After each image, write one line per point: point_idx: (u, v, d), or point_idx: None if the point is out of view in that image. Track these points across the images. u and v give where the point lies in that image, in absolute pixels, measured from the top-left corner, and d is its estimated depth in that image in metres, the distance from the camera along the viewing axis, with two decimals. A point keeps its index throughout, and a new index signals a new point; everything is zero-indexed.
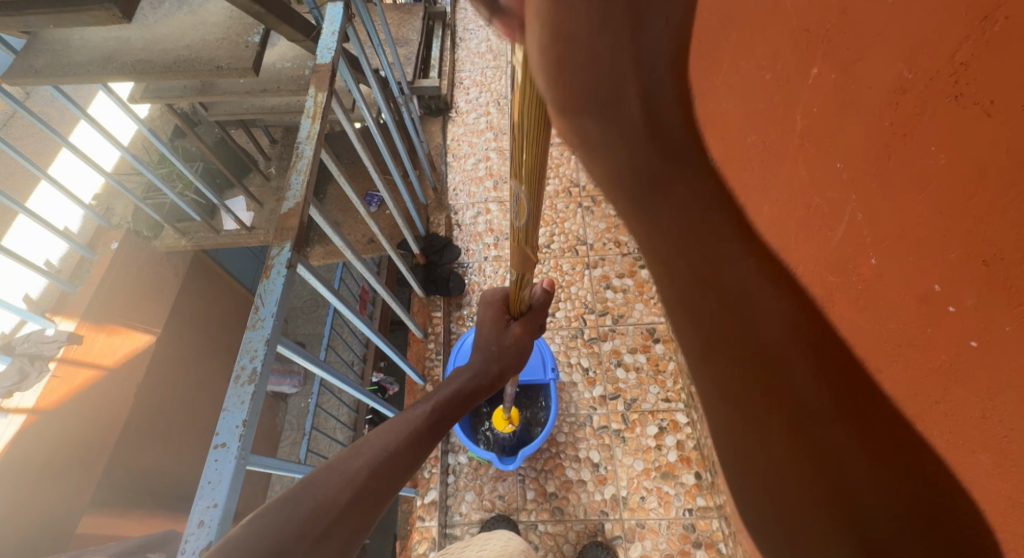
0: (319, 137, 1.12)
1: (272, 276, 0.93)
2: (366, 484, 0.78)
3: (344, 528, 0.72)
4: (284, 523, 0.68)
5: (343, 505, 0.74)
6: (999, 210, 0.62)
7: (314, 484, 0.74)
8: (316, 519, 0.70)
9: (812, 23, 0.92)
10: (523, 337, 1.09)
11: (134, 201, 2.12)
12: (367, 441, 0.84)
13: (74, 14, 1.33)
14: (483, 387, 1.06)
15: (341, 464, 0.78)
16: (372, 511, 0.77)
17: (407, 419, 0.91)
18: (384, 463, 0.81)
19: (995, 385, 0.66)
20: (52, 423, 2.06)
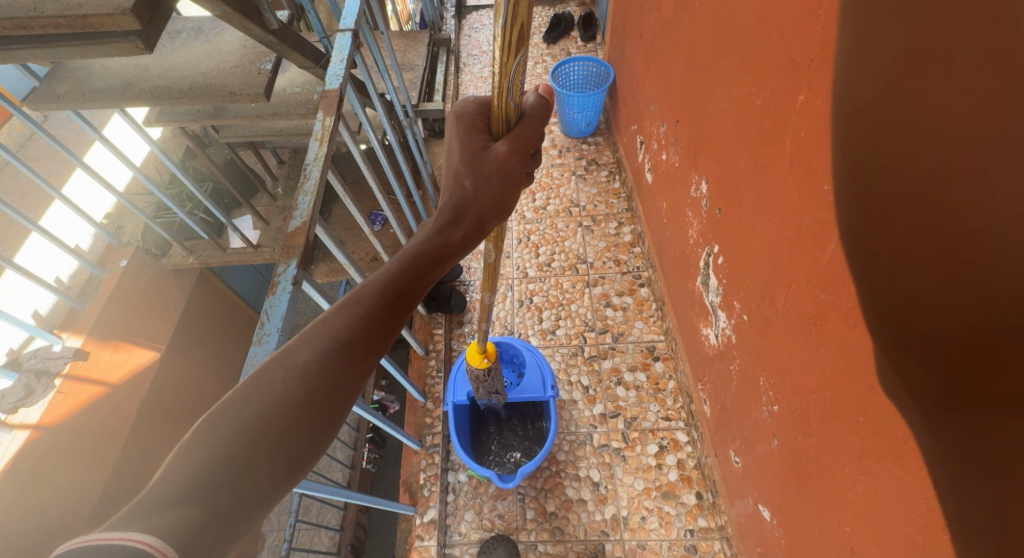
0: (325, 159, 1.15)
1: (278, 292, 0.96)
2: (320, 378, 0.70)
3: (304, 425, 0.68)
4: (235, 424, 0.64)
5: (297, 407, 0.68)
6: None
7: (259, 383, 0.68)
8: (268, 419, 0.66)
9: (800, 55, 0.97)
10: (509, 158, 0.86)
11: (144, 219, 2.16)
12: (314, 330, 0.74)
13: (100, 46, 1.39)
14: (453, 244, 0.90)
15: (290, 356, 0.71)
16: (335, 405, 0.71)
17: (357, 299, 0.78)
18: (338, 355, 0.73)
19: None
20: (57, 438, 2.07)
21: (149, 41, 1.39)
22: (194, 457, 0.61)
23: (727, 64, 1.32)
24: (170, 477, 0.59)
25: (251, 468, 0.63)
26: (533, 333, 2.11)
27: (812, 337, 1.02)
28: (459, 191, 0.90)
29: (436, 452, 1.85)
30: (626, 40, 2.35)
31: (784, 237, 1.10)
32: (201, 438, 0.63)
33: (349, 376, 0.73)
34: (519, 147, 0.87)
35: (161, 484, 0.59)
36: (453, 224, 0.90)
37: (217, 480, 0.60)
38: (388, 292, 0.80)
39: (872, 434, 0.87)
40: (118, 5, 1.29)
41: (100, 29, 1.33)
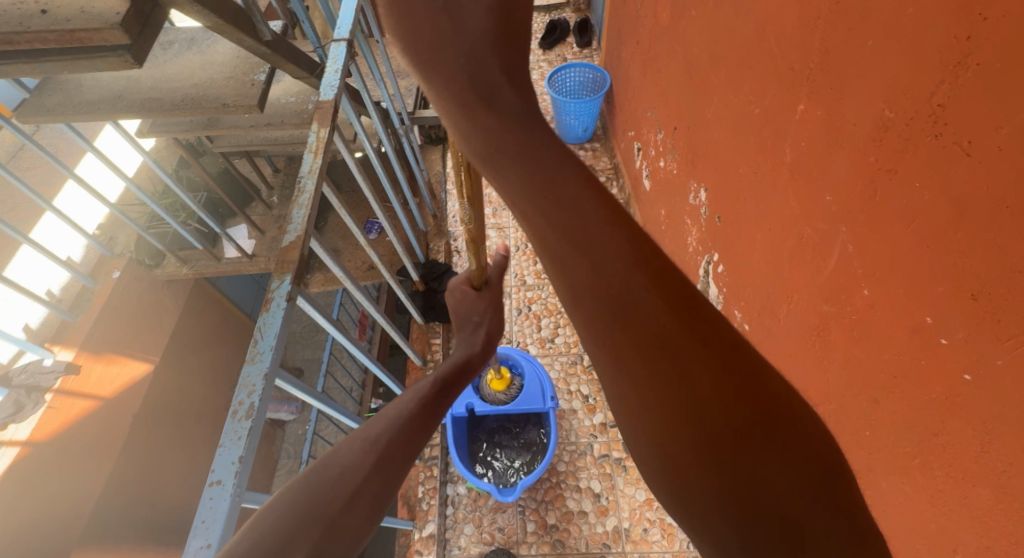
0: (320, 171, 1.13)
1: (272, 309, 0.94)
2: (389, 445, 0.75)
3: (368, 490, 0.68)
4: (318, 487, 0.66)
5: (365, 470, 0.70)
6: (983, 244, 0.65)
7: (338, 453, 0.71)
8: (346, 479, 0.68)
9: (815, 65, 0.97)
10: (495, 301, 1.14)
11: (138, 230, 2.13)
12: (380, 414, 0.82)
13: (88, 60, 1.37)
14: (475, 356, 1.06)
15: (362, 432, 0.76)
16: (394, 471, 0.73)
17: (414, 390, 0.89)
18: (402, 427, 0.79)
19: (992, 418, 0.67)
20: (50, 454, 2.04)
21: (139, 56, 1.36)
22: (266, 519, 0.59)
23: (731, 72, 1.31)
24: (237, 548, 0.56)
25: (320, 530, 0.61)
26: (532, 342, 2.09)
27: (816, 348, 1.06)
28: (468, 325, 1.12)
29: (434, 464, 1.83)
30: (623, 46, 2.34)
31: (788, 245, 1.13)
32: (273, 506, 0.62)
33: (409, 448, 0.78)
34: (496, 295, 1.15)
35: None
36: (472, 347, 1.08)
37: (293, 533, 0.59)
38: (439, 384, 0.92)
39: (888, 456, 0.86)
40: (107, 20, 1.27)
41: (87, 44, 1.31)
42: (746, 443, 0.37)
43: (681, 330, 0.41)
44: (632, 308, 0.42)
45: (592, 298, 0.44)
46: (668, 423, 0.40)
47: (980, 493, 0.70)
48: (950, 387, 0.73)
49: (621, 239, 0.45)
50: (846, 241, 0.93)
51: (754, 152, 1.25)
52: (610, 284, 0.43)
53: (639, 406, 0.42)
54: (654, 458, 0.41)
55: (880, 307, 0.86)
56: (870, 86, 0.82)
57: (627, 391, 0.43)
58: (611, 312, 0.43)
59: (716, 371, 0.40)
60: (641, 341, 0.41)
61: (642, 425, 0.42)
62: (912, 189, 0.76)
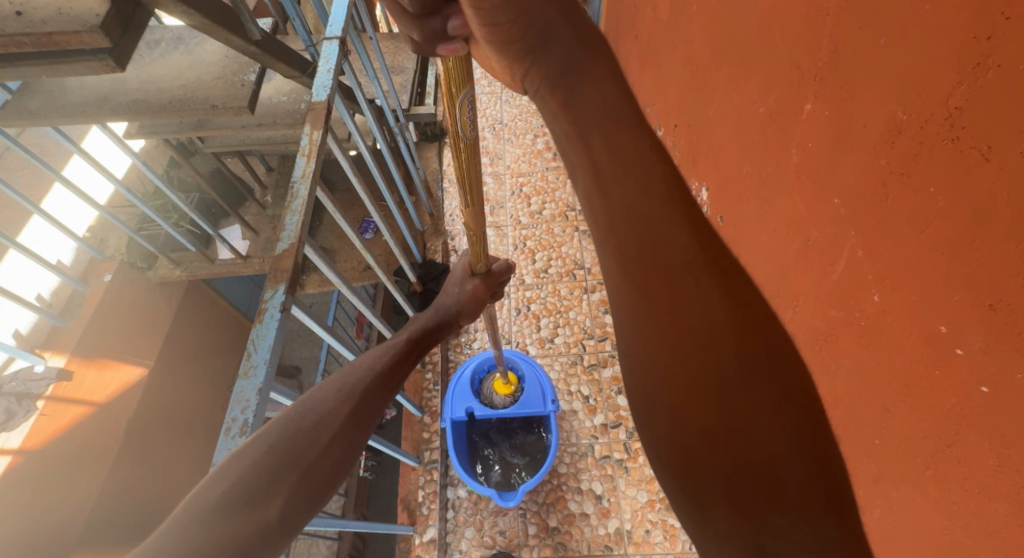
0: (314, 175, 1.10)
1: (265, 320, 0.91)
2: (361, 400, 0.81)
3: (343, 437, 0.74)
4: (294, 435, 0.69)
5: (340, 420, 0.75)
6: (1001, 254, 0.63)
7: (313, 401, 0.75)
8: (322, 428, 0.72)
9: (823, 65, 0.94)
10: (480, 289, 1.16)
11: (128, 232, 2.09)
12: (355, 362, 0.88)
13: (68, 65, 1.33)
14: (447, 324, 1.13)
15: (337, 382, 0.81)
16: (367, 421, 0.80)
17: (388, 344, 0.96)
18: (375, 381, 0.85)
19: (1010, 433, 0.64)
20: (43, 462, 2.02)
21: (121, 59, 1.32)
22: (243, 460, 0.64)
23: (734, 70, 1.28)
24: (215, 485, 0.61)
25: (298, 477, 0.66)
26: (531, 343, 2.07)
27: (823, 353, 1.04)
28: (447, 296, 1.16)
29: (434, 468, 1.81)
30: (621, 41, 2.30)
31: (793, 247, 1.11)
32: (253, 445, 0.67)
33: (380, 401, 0.85)
34: (489, 283, 1.17)
35: (200, 496, 0.60)
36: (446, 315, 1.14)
37: (270, 476, 0.64)
38: (411, 341, 1.00)
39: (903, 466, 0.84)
40: (86, 22, 1.23)
41: (65, 47, 1.27)
42: (750, 384, 0.44)
43: (711, 276, 0.48)
44: (666, 251, 0.49)
45: (629, 235, 0.50)
46: (680, 359, 0.45)
47: (996, 509, 0.68)
48: (965, 398, 0.71)
49: (677, 196, 0.51)
50: (856, 245, 0.91)
51: (757, 152, 1.22)
52: (650, 225, 0.50)
53: (653, 338, 0.47)
54: (656, 397, 0.46)
55: (891, 314, 0.83)
56: (884, 84, 0.80)
57: (644, 322, 0.48)
58: (644, 250, 0.49)
59: (736, 318, 0.46)
60: (675, 277, 0.48)
61: (653, 358, 0.47)
62: (927, 194, 0.74)
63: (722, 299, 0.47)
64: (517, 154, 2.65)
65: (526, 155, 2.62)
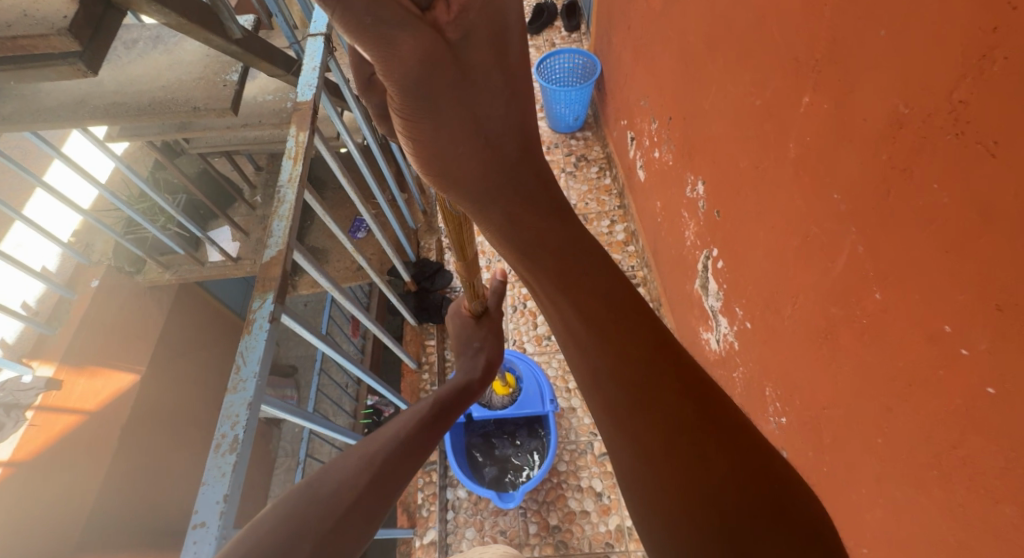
0: (301, 179, 1.07)
1: (255, 331, 0.88)
2: (383, 466, 0.77)
3: (362, 508, 0.69)
4: (307, 505, 0.65)
5: (359, 489, 0.71)
6: (1010, 253, 0.60)
7: (332, 470, 0.72)
8: (339, 496, 0.68)
9: (821, 57, 0.92)
10: (494, 324, 1.22)
11: (114, 237, 2.05)
12: (379, 432, 0.85)
13: (37, 68, 1.29)
14: (476, 382, 1.11)
15: (358, 450, 0.78)
16: (390, 490, 0.74)
17: (413, 411, 0.93)
18: (398, 449, 0.81)
19: (1017, 434, 0.63)
20: (35, 472, 1.99)
21: (92, 63, 1.28)
22: (261, 527, 0.60)
23: (730, 62, 1.26)
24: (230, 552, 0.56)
25: (314, 544, 0.61)
26: (528, 341, 2.05)
27: (823, 351, 1.02)
28: (469, 352, 1.19)
29: (433, 469, 1.80)
30: (613, 32, 2.27)
31: (791, 243, 1.10)
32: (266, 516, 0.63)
33: (404, 469, 0.80)
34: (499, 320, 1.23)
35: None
36: (474, 375, 1.13)
37: (287, 541, 0.59)
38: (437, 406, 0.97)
39: (908, 465, 0.83)
40: (53, 24, 1.18)
41: (33, 51, 1.23)
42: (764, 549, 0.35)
43: (705, 431, 0.42)
44: (656, 406, 0.45)
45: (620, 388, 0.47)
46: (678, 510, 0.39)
47: (1002, 512, 0.67)
48: (970, 399, 0.70)
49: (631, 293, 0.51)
50: (856, 241, 0.89)
51: (754, 147, 1.21)
52: (638, 385, 0.46)
53: (653, 487, 0.41)
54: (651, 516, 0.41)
55: (893, 312, 0.82)
56: (885, 76, 0.77)
57: (641, 473, 0.43)
58: (636, 406, 0.45)
59: (740, 473, 0.39)
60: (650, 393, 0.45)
61: (656, 510, 0.41)
62: (930, 190, 0.72)
63: (720, 450, 0.41)
64: None
65: None
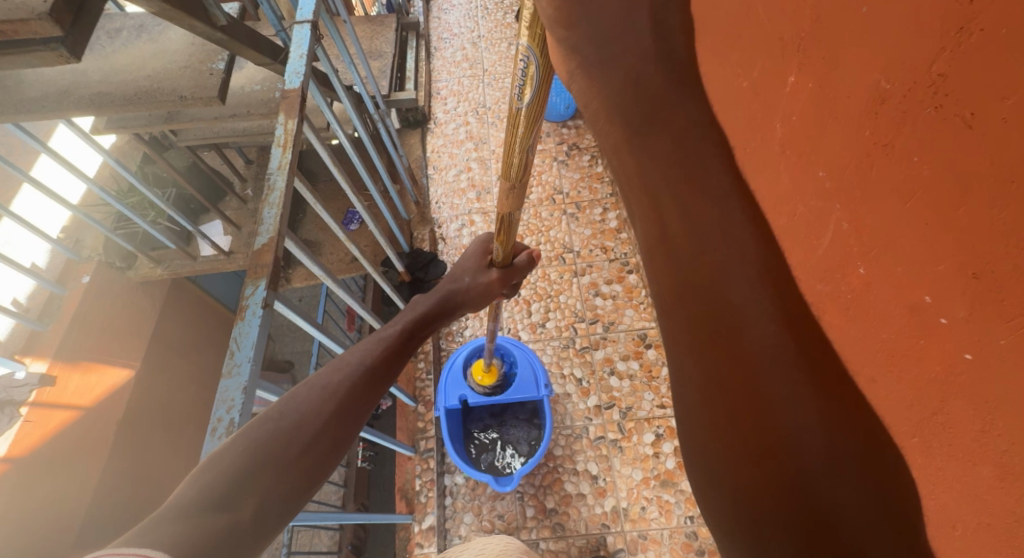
0: (291, 166, 1.07)
1: (247, 317, 0.88)
2: (347, 397, 0.80)
3: (322, 439, 0.73)
4: (274, 436, 0.69)
5: (322, 421, 0.74)
6: (988, 222, 0.62)
7: (296, 400, 0.75)
8: (303, 429, 0.72)
9: (805, 36, 0.93)
10: (496, 282, 1.17)
11: (104, 232, 2.04)
12: (344, 358, 0.87)
13: (18, 56, 1.27)
14: (448, 310, 1.13)
15: (323, 380, 0.80)
16: (352, 421, 0.79)
17: (380, 337, 0.94)
18: (362, 378, 0.84)
19: (995, 398, 0.65)
20: (31, 469, 1.98)
21: (75, 49, 1.27)
22: (227, 456, 0.64)
23: (718, 45, 1.26)
24: (193, 486, 0.60)
25: (276, 476, 0.65)
26: (523, 328, 2.06)
27: None
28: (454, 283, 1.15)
29: (430, 456, 1.81)
30: None
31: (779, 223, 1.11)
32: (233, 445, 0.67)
33: (368, 399, 0.84)
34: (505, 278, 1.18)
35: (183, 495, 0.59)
36: (446, 303, 1.12)
37: (250, 471, 0.64)
38: (405, 334, 0.98)
39: None
40: (33, 9, 1.17)
41: (14, 37, 1.21)
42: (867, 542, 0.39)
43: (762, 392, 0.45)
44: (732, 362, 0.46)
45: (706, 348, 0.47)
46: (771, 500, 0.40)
47: (979, 473, 0.69)
48: (950, 366, 0.72)
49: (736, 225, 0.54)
50: (841, 218, 0.91)
51: (741, 129, 1.22)
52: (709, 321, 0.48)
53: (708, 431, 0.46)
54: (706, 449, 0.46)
55: (876, 286, 0.84)
56: (866, 52, 0.78)
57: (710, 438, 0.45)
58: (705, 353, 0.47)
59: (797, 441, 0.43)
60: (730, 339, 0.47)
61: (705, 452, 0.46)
62: (911, 163, 0.73)
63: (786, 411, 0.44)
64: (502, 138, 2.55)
65: None
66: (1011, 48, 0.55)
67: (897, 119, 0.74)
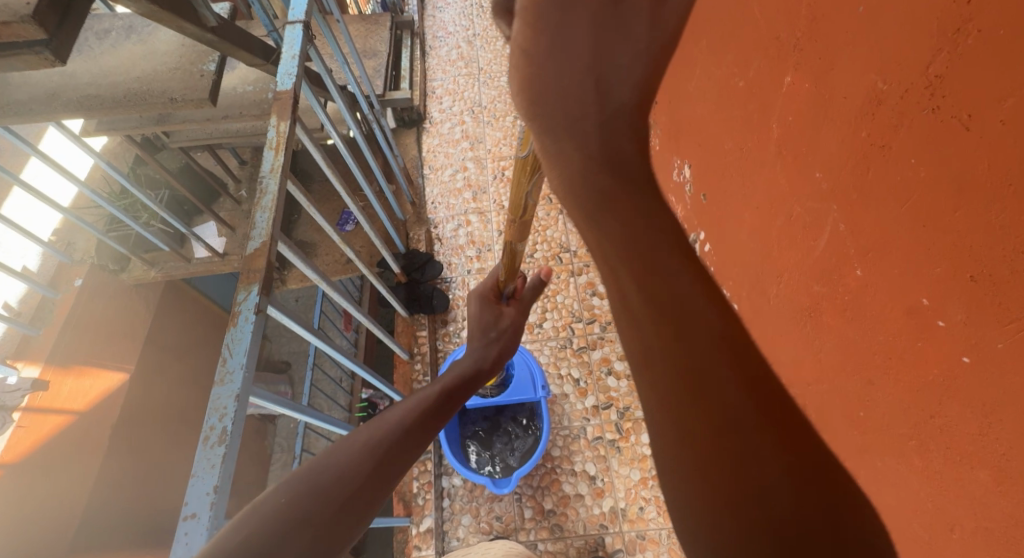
0: (283, 169, 1.05)
1: (240, 323, 0.87)
2: (384, 456, 0.77)
3: (360, 498, 0.70)
4: (312, 489, 0.66)
5: (362, 478, 0.72)
6: (985, 224, 0.61)
7: (336, 454, 0.73)
8: (342, 485, 0.69)
9: (801, 35, 0.92)
10: (516, 317, 1.24)
11: (97, 235, 2.01)
12: (384, 416, 0.86)
13: (3, 59, 1.25)
14: (483, 371, 1.11)
15: (362, 436, 0.78)
16: (387, 480, 0.76)
17: (418, 397, 0.94)
18: (401, 437, 0.83)
19: (993, 401, 0.64)
20: (23, 474, 1.97)
21: (60, 52, 1.26)
22: (267, 506, 0.62)
23: (714, 43, 1.25)
24: (234, 534, 0.57)
25: (313, 534, 0.62)
26: (520, 329, 2.05)
27: (808, 329, 1.03)
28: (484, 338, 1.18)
29: (428, 459, 1.81)
30: None
31: (776, 222, 1.10)
32: (271, 497, 0.64)
33: (404, 459, 0.81)
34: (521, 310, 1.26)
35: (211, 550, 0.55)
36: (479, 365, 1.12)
37: (288, 525, 0.61)
38: (443, 395, 0.97)
39: (892, 436, 0.84)
40: (15, 11, 1.14)
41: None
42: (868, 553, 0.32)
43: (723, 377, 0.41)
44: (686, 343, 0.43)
45: (663, 353, 0.42)
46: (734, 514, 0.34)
47: (978, 476, 0.69)
48: (948, 369, 0.71)
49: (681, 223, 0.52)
50: (838, 219, 0.90)
51: (738, 128, 1.21)
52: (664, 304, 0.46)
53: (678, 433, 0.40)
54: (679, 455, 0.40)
55: (873, 287, 0.83)
56: (863, 52, 0.77)
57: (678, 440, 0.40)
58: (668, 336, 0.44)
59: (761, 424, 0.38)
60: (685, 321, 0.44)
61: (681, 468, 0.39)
62: (908, 165, 0.72)
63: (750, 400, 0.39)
64: (498, 137, 2.54)
65: (508, 136, 2.53)
66: (1009, 50, 0.54)
67: (894, 121, 0.73)
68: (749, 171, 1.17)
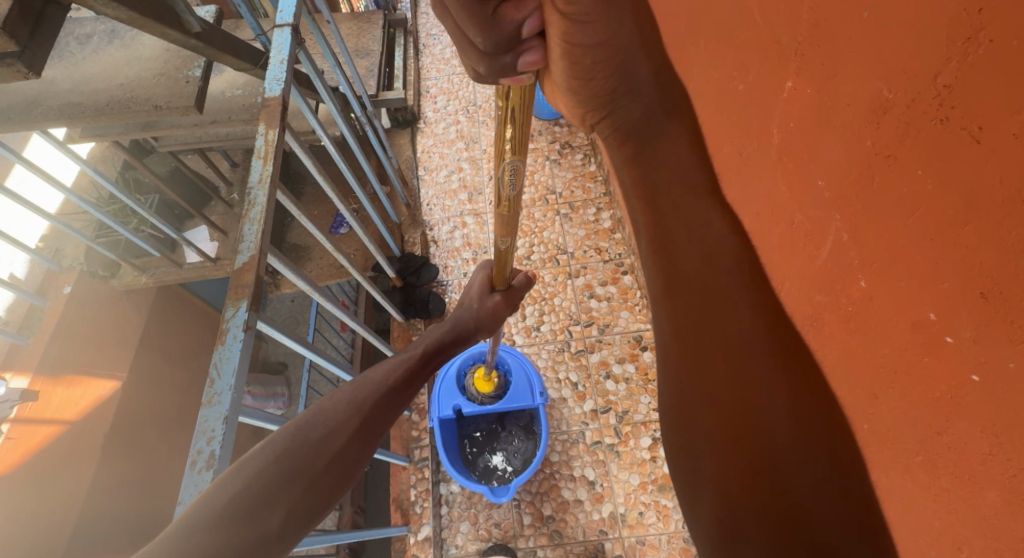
0: (272, 179, 1.02)
1: (228, 341, 0.84)
2: (370, 412, 0.86)
3: (348, 452, 0.78)
4: (299, 447, 0.74)
5: (347, 436, 0.80)
6: (995, 240, 0.59)
7: (323, 413, 0.80)
8: (329, 442, 0.77)
9: (802, 40, 0.89)
10: (501, 304, 1.21)
11: (86, 241, 1.97)
12: (367, 376, 0.92)
13: None
14: (462, 336, 1.16)
15: (347, 395, 0.85)
16: (373, 437, 0.84)
17: (400, 358, 0.99)
18: (383, 397, 0.89)
19: (1000, 422, 0.62)
20: (13, 487, 1.93)
21: (34, 63, 1.22)
22: (256, 461, 0.70)
23: (712, 45, 1.23)
24: (227, 486, 0.65)
25: (302, 486, 0.71)
26: (518, 332, 2.03)
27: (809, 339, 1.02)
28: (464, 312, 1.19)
29: (425, 466, 1.79)
30: None
31: (776, 230, 1.08)
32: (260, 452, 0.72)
33: (387, 416, 0.89)
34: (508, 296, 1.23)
35: (198, 508, 0.62)
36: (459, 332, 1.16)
37: (277, 476, 0.69)
38: (425, 356, 1.03)
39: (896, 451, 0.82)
40: None
41: None
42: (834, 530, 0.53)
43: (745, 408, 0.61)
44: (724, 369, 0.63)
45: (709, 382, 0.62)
46: (748, 497, 0.54)
47: (987, 496, 0.67)
48: (956, 386, 0.69)
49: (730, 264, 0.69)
50: (841, 229, 0.88)
51: (736, 133, 1.19)
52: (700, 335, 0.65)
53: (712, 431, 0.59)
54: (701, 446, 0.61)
55: (878, 300, 0.81)
56: (867, 60, 0.75)
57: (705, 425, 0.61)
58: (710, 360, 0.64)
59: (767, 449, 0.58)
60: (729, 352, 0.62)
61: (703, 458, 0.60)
62: (915, 177, 0.70)
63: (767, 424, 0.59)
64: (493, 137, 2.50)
65: None
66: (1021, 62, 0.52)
67: (902, 129, 0.70)
68: (748, 177, 1.15)
